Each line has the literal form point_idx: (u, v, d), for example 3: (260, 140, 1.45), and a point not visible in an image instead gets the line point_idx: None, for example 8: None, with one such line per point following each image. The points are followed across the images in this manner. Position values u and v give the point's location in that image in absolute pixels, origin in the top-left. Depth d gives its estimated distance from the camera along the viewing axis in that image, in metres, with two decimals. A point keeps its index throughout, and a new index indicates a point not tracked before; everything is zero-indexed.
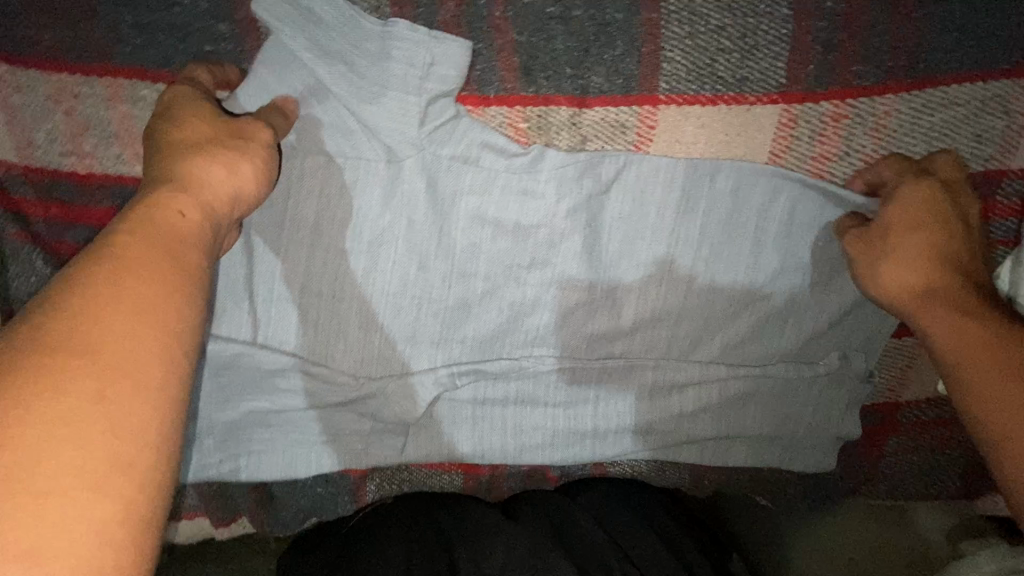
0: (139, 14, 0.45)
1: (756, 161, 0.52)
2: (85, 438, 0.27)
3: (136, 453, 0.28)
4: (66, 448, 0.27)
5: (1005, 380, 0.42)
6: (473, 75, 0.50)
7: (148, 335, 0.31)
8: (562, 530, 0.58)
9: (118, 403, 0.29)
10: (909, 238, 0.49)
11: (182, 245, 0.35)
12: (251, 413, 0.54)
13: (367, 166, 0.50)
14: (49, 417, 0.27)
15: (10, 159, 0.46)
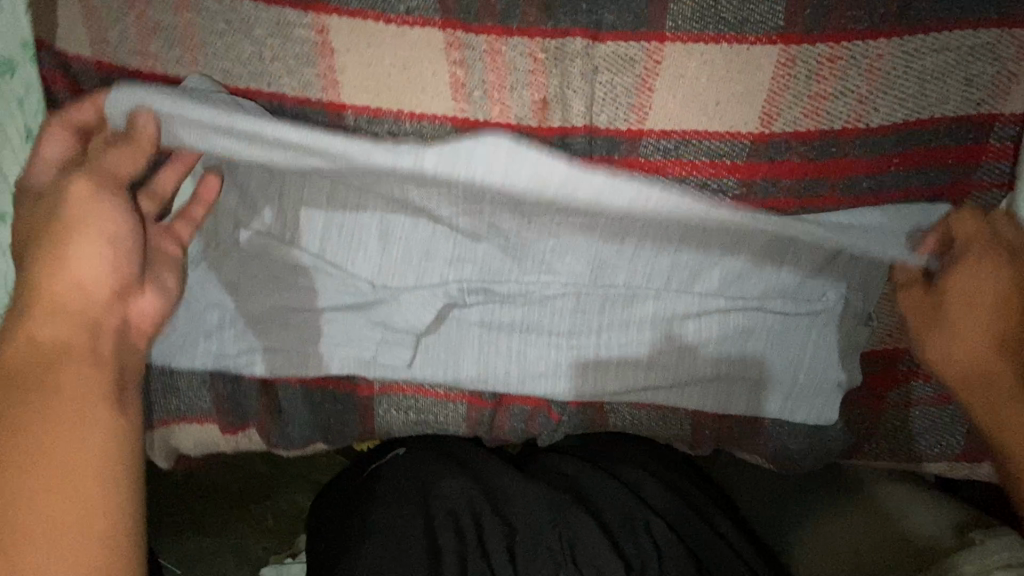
0: None
1: (755, 97, 0.55)
2: (77, 503, 0.39)
3: (98, 486, 0.40)
4: (56, 497, 0.39)
5: None
6: (496, 7, 0.54)
7: (72, 444, 0.41)
8: (574, 486, 0.71)
9: (70, 423, 0.41)
10: (966, 317, 0.55)
11: (52, 356, 0.43)
12: (274, 309, 0.58)
13: (395, 87, 0.55)
14: (50, 438, 0.40)
15: (85, 53, 0.51)
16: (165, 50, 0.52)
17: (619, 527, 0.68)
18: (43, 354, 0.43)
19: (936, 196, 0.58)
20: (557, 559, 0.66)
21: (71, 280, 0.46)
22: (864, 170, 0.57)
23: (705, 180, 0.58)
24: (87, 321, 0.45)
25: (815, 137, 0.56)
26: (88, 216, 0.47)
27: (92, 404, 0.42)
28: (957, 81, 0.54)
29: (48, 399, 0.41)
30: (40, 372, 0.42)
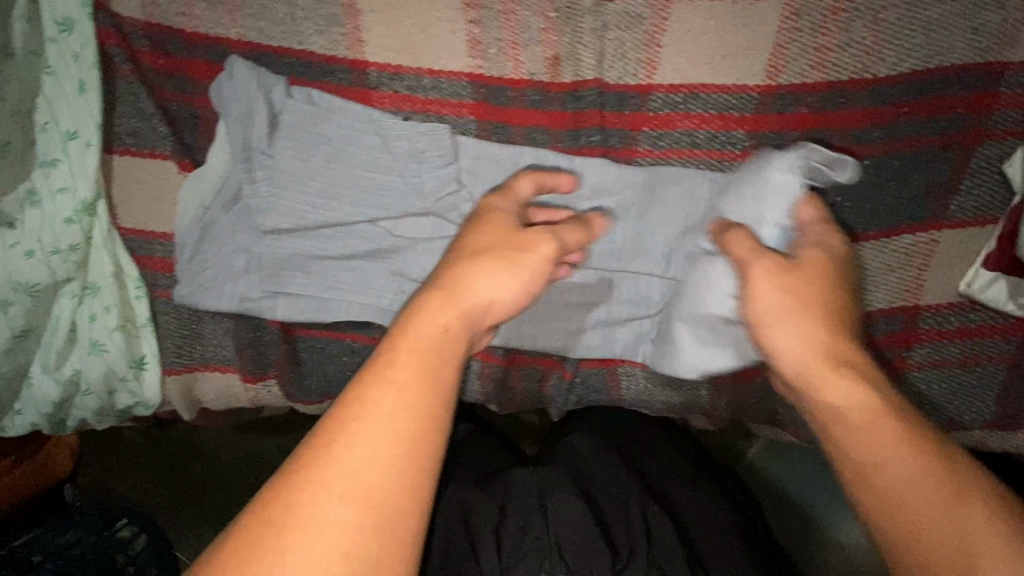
0: None
1: (761, 49, 0.57)
2: (381, 481, 0.39)
3: (404, 472, 0.40)
4: (368, 472, 0.39)
5: (930, 505, 0.43)
6: None
7: (405, 419, 0.41)
8: (590, 478, 0.73)
9: (382, 437, 0.40)
10: (832, 371, 0.50)
11: (454, 331, 0.47)
12: (293, 256, 0.59)
13: (417, 43, 0.58)
14: (364, 427, 0.41)
15: (136, 15, 0.56)
16: (206, 11, 0.57)
17: (618, 518, 0.69)
18: (421, 375, 0.43)
19: (948, 145, 0.58)
20: (548, 549, 0.65)
21: (425, 348, 0.45)
22: (871, 120, 0.58)
23: (714, 133, 0.59)
24: (455, 337, 0.47)
25: (822, 89, 0.57)
26: (527, 243, 0.53)
27: (424, 438, 0.42)
28: (969, 29, 0.54)
29: (395, 432, 0.41)
30: (388, 398, 0.42)
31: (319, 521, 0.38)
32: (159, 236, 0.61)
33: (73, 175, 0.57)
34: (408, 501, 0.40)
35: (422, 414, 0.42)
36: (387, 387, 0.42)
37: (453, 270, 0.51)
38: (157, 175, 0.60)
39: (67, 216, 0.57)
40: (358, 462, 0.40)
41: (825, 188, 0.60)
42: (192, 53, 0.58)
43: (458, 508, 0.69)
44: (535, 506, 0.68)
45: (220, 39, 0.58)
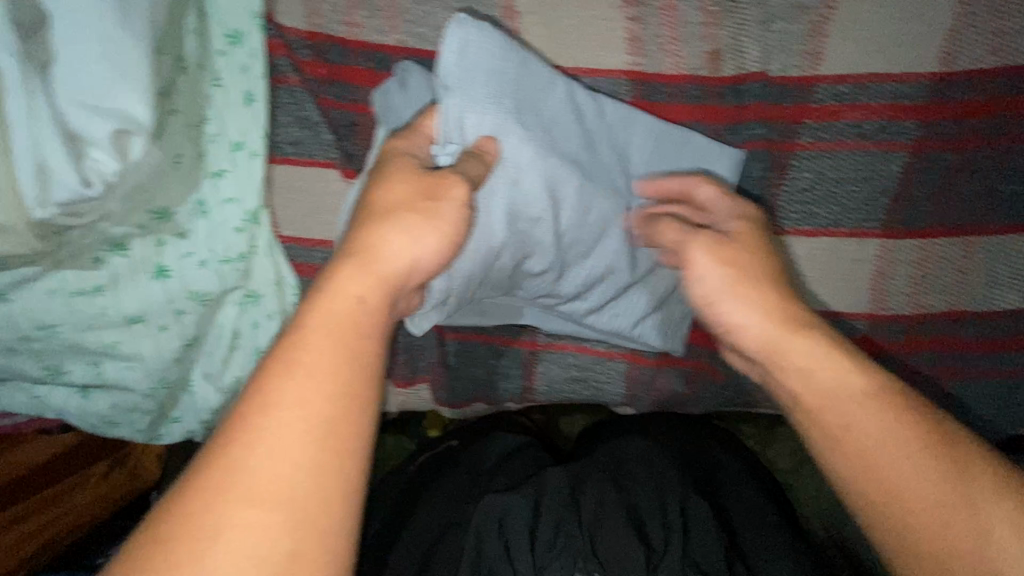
0: None
1: (934, 35, 0.55)
2: (290, 462, 0.36)
3: (336, 455, 0.37)
4: (292, 462, 0.36)
5: (931, 481, 0.42)
6: None
7: (353, 400, 0.39)
8: (629, 474, 0.60)
9: (301, 438, 0.36)
10: (795, 347, 0.48)
11: (785, 340, 0.49)
12: None
13: (576, 43, 0.58)
14: (286, 416, 0.37)
15: (302, 25, 0.57)
16: (369, 18, 0.57)
17: (655, 511, 0.57)
18: (328, 356, 0.39)
19: None
20: (582, 545, 0.53)
21: (337, 319, 0.40)
22: None
23: (883, 123, 0.58)
24: (374, 311, 0.42)
25: (999, 74, 0.55)
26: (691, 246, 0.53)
27: (351, 423, 0.38)
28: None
29: (315, 424, 0.37)
30: (302, 383, 0.38)
31: (252, 513, 0.34)
32: (317, 243, 0.62)
33: (240, 185, 0.58)
34: (348, 495, 0.37)
35: (347, 405, 0.38)
36: (309, 379, 0.38)
37: (368, 231, 0.45)
38: (315, 183, 0.61)
39: (234, 226, 0.58)
40: (263, 462, 0.35)
41: (998, 176, 0.58)
42: (353, 60, 0.58)
43: (494, 515, 0.55)
44: (567, 500, 0.57)
45: (381, 46, 0.58)
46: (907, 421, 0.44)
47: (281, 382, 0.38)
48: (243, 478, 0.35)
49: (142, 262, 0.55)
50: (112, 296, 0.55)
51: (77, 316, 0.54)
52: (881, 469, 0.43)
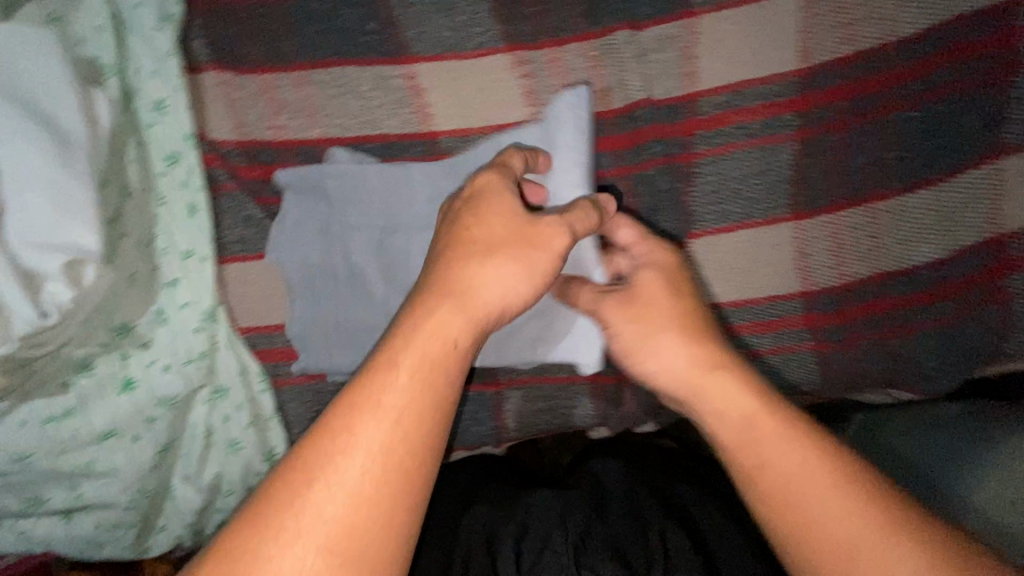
0: (320, 23, 0.63)
1: (787, 39, 0.62)
2: (357, 487, 0.41)
3: (390, 486, 0.42)
4: (354, 479, 0.41)
5: (841, 508, 0.45)
6: (550, 25, 0.64)
7: (417, 431, 0.43)
8: (608, 505, 0.69)
9: (332, 502, 0.41)
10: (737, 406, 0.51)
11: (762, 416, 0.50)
12: None
13: (478, 105, 0.64)
14: (370, 434, 0.42)
15: (232, 136, 0.64)
16: (291, 119, 0.64)
17: (534, 542, 0.64)
18: (380, 449, 0.42)
19: (989, 84, 0.61)
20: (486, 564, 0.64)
21: (393, 405, 0.43)
22: (909, 76, 0.62)
23: (766, 120, 0.63)
24: (460, 352, 0.47)
25: (854, 59, 0.62)
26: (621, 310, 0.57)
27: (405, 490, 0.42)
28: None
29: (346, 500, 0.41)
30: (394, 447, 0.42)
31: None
32: (277, 326, 0.65)
33: (194, 289, 0.62)
34: (388, 531, 0.41)
35: (387, 446, 0.42)
36: (380, 420, 0.43)
37: (443, 276, 0.49)
38: (266, 273, 0.64)
39: (194, 329, 0.61)
40: (343, 492, 0.41)
41: (880, 147, 0.63)
42: (283, 157, 0.64)
43: (486, 535, 0.66)
44: (556, 523, 0.66)
45: (306, 141, 0.64)
46: (846, 490, 0.46)
47: (354, 421, 0.43)
48: (342, 462, 0.42)
49: (109, 379, 0.58)
50: (82, 416, 0.57)
51: (50, 443, 0.56)
52: (787, 522, 0.47)
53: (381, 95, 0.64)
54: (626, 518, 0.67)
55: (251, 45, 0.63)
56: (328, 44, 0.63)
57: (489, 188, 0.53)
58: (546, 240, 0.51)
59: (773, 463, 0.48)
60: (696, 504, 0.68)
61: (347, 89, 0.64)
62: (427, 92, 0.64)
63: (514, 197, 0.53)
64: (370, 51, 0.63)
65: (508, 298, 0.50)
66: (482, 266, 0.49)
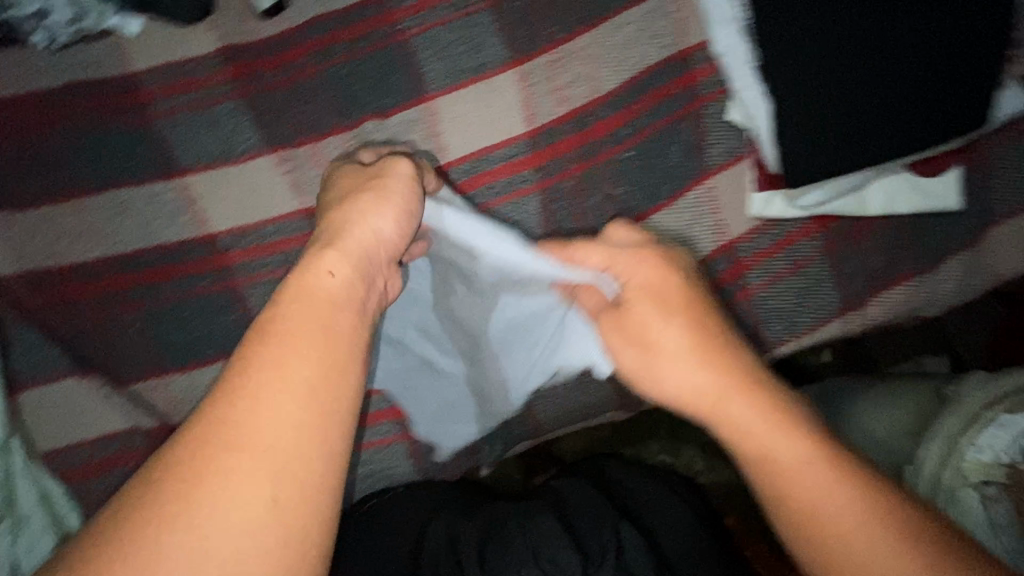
0: (95, 154, 0.70)
1: (512, 107, 0.71)
2: (274, 441, 0.41)
3: (319, 421, 0.42)
4: (269, 435, 0.41)
5: (834, 481, 0.51)
6: (307, 124, 0.72)
7: (340, 381, 0.44)
8: (570, 507, 0.72)
9: (247, 495, 0.39)
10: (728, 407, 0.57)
11: (785, 415, 0.55)
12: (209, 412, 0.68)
13: (252, 203, 0.70)
14: (260, 389, 0.42)
15: (15, 268, 0.67)
16: (74, 243, 0.68)
17: (503, 533, 0.68)
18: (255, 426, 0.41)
19: (683, 118, 0.71)
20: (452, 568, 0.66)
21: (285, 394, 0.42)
22: (619, 123, 0.71)
23: (508, 178, 0.72)
24: (346, 297, 0.48)
25: (571, 116, 0.71)
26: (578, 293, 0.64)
27: (303, 467, 0.41)
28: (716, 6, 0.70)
29: (268, 479, 0.40)
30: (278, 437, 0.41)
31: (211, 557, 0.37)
32: (79, 444, 0.66)
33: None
34: (317, 492, 0.41)
35: (310, 398, 0.42)
36: (285, 378, 0.42)
37: (300, 275, 0.49)
38: (60, 397, 0.66)
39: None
40: (246, 436, 0.40)
41: (609, 183, 0.72)
42: (68, 280, 0.67)
43: (444, 545, 0.68)
44: (524, 518, 0.70)
45: (89, 261, 0.68)
46: (852, 503, 0.50)
47: (258, 383, 0.42)
48: (255, 409, 0.41)
49: None
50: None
51: None
52: (796, 506, 0.52)
53: (160, 208, 0.69)
54: (591, 515, 0.70)
55: (28, 185, 0.69)
56: (105, 171, 0.70)
57: (344, 172, 0.60)
58: (389, 169, 0.57)
59: (791, 462, 0.53)
60: (640, 507, 0.74)
61: (124, 209, 0.69)
62: (204, 199, 0.70)
63: (354, 170, 0.60)
64: (145, 171, 0.70)
65: (371, 215, 0.53)
66: (381, 199, 0.54)
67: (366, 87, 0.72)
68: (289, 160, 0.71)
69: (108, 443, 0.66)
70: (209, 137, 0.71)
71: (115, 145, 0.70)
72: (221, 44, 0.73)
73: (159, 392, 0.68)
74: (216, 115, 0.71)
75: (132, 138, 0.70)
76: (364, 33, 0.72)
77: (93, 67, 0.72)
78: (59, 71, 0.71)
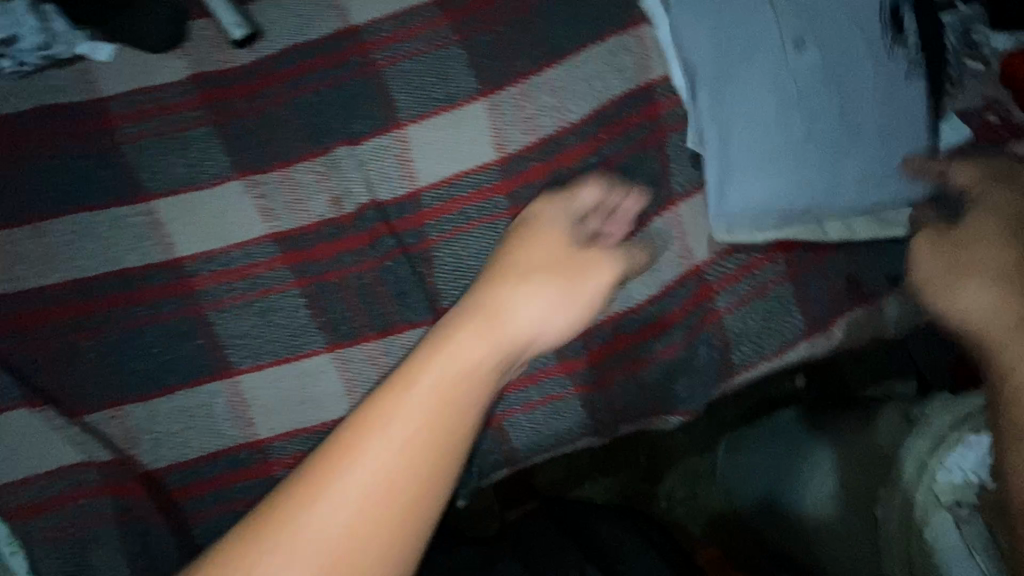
0: (56, 176, 0.68)
1: (483, 134, 0.73)
2: (420, 457, 0.43)
3: (447, 441, 0.44)
4: (420, 452, 0.43)
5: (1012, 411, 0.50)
6: (278, 149, 0.72)
7: (458, 417, 0.45)
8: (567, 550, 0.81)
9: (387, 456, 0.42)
10: (976, 252, 0.60)
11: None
12: (173, 440, 0.65)
13: (220, 227, 0.70)
14: (445, 392, 0.45)
15: None
16: (29, 268, 0.66)
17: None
18: (446, 387, 0.45)
19: (647, 148, 0.74)
20: None
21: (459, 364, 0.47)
22: (583, 152, 0.74)
23: (478, 204, 0.73)
24: (478, 379, 0.48)
25: (540, 145, 0.74)
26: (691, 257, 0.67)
27: (438, 440, 0.44)
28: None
29: (350, 506, 0.40)
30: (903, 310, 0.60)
31: (1015, 342, 0.52)
32: (23, 482, 0.61)
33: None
34: (404, 518, 0.41)
35: (426, 422, 0.44)
36: (473, 343, 0.49)
37: (448, 337, 0.49)
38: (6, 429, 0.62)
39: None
40: (377, 460, 0.42)
41: None
42: (22, 304, 0.65)
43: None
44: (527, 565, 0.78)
45: (44, 285, 0.66)
46: None
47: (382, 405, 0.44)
48: (386, 435, 0.43)
49: None
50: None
51: None
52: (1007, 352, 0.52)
53: (123, 232, 0.68)
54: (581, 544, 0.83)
55: None
56: (65, 193, 0.68)
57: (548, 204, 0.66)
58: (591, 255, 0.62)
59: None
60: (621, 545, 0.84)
61: (84, 233, 0.68)
62: (170, 221, 0.69)
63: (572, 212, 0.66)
64: (109, 194, 0.69)
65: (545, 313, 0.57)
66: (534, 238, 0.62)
67: (339, 115, 0.74)
68: (260, 185, 0.71)
69: (54, 481, 0.61)
70: (177, 161, 0.71)
71: (78, 168, 0.69)
72: (191, 73, 0.74)
73: (115, 425, 0.64)
74: (184, 139, 0.71)
75: (96, 161, 0.69)
76: (335, 64, 0.75)
77: (56, 91, 0.71)
78: (24, 95, 0.71)
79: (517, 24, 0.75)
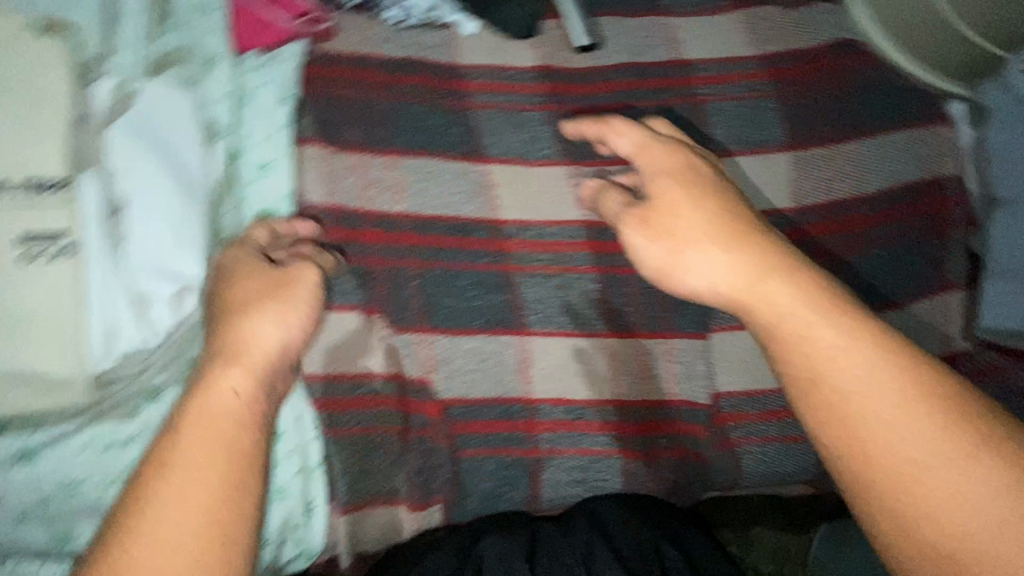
0: (417, 123, 0.77)
1: (784, 183, 0.80)
2: (183, 498, 0.46)
3: (216, 475, 0.47)
4: (186, 493, 0.46)
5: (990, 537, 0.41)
6: (601, 148, 0.79)
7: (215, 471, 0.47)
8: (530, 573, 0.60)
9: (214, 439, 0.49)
10: (868, 380, 0.46)
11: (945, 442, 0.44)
12: (466, 378, 0.71)
13: (539, 202, 0.77)
14: (190, 458, 0.47)
15: (322, 201, 0.71)
16: (378, 194, 0.73)
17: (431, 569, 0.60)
18: (208, 447, 0.48)
19: (931, 234, 0.79)
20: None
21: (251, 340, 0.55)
22: (871, 223, 0.79)
23: None
24: None
25: (832, 206, 0.80)
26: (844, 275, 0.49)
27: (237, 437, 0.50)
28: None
29: (190, 519, 0.45)
30: (808, 322, 0.49)
31: (903, 433, 0.44)
32: (340, 376, 0.68)
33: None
34: (226, 536, 0.46)
35: (210, 457, 0.48)
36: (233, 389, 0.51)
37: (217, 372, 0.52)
38: (339, 326, 0.69)
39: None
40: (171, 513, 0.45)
41: (855, 271, 0.78)
42: (367, 223, 0.72)
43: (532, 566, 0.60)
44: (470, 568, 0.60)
45: (388, 212, 0.73)
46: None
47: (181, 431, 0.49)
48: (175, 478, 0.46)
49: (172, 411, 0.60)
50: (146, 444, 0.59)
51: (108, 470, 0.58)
52: (914, 490, 0.43)
53: (461, 184, 0.76)
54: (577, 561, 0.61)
55: (349, 129, 0.75)
56: (421, 139, 0.76)
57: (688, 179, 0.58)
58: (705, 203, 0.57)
59: (969, 528, 0.42)
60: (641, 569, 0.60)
61: (429, 176, 0.75)
62: (500, 186, 0.77)
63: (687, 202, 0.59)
64: (455, 149, 0.77)
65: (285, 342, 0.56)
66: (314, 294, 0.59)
67: None
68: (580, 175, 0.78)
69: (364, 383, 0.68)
70: (516, 136, 0.79)
71: (434, 120, 0.77)
72: (539, 62, 0.82)
73: (420, 350, 0.70)
74: (524, 119, 0.79)
75: (450, 118, 0.78)
76: (663, 87, 0.82)
77: (427, 50, 0.80)
78: (398, 45, 0.79)
79: (830, 95, 0.83)
